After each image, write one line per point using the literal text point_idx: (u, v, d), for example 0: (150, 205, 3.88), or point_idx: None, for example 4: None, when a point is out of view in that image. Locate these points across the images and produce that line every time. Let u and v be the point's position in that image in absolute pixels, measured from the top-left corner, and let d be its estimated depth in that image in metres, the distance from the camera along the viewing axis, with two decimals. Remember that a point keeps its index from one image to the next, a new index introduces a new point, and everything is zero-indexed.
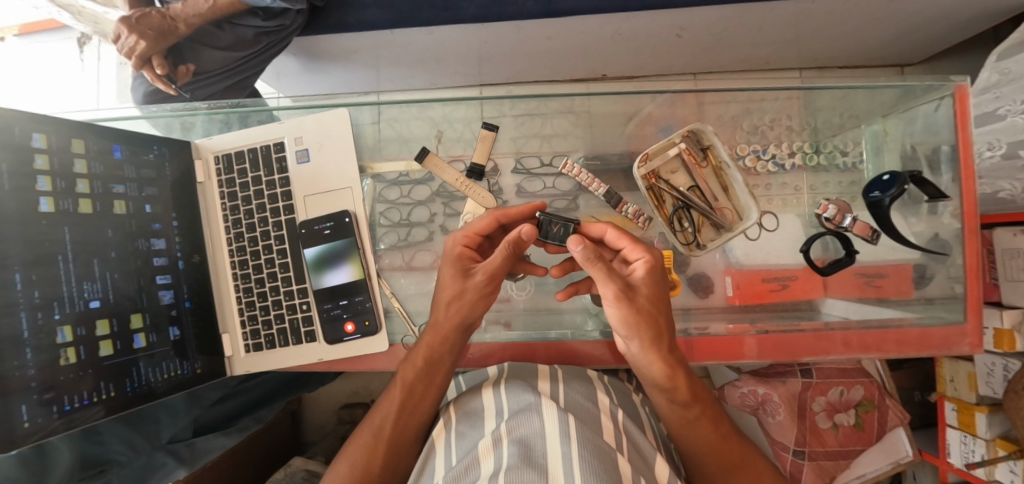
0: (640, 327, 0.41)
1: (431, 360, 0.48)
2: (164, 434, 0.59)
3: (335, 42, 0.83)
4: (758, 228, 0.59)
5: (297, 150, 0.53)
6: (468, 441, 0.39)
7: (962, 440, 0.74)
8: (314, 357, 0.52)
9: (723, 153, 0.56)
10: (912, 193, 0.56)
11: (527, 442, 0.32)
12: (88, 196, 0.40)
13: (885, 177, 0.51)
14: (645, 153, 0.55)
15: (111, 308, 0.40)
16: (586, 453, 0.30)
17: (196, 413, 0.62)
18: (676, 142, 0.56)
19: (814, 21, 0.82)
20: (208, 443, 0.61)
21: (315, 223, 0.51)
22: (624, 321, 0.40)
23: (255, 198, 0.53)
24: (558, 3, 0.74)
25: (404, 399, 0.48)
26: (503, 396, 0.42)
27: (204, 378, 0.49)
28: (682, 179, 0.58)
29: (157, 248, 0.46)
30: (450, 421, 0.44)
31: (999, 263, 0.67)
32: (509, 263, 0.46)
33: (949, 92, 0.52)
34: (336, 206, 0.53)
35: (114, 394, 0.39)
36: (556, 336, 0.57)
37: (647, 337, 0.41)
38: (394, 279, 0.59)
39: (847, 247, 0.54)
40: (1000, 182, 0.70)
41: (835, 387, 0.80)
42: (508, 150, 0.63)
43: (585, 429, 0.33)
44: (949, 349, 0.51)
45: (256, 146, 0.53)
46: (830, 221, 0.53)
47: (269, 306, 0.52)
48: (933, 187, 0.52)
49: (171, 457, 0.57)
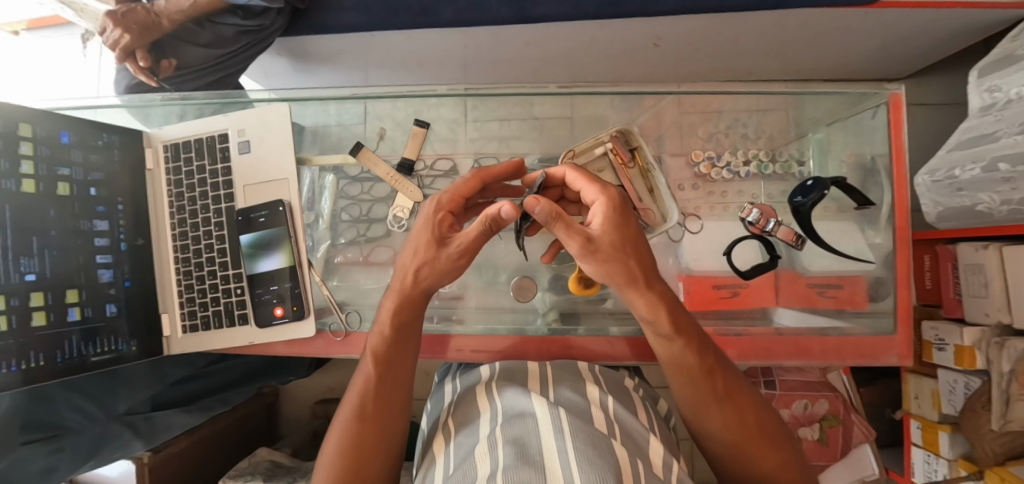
0: (641, 236, 0.37)
1: (404, 331, 0.40)
2: (121, 406, 0.62)
3: (317, 42, 0.86)
4: (681, 230, 0.60)
5: (239, 142, 0.55)
6: (464, 447, 0.38)
7: (925, 459, 0.72)
8: (245, 340, 0.53)
9: (649, 155, 0.57)
10: (843, 202, 0.59)
11: (520, 441, 0.33)
12: (32, 177, 0.42)
13: (809, 182, 0.52)
14: (571, 148, 0.56)
15: (46, 283, 0.42)
16: (580, 443, 0.30)
17: (155, 389, 0.66)
18: (603, 141, 0.57)
19: (790, 32, 0.82)
20: (168, 420, 0.66)
21: (251, 212, 0.53)
22: (627, 231, 0.36)
23: (198, 186, 0.55)
24: (530, 10, 0.75)
25: (382, 376, 0.39)
26: (498, 401, 0.42)
27: (140, 356, 0.51)
28: (608, 178, 0.57)
29: (99, 230, 0.48)
30: (449, 432, 0.42)
31: (962, 278, 0.67)
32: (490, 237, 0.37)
33: (883, 100, 0.53)
34: (270, 197, 0.54)
35: (43, 363, 0.40)
36: (506, 330, 0.57)
37: (645, 249, 0.37)
38: (351, 273, 0.63)
39: (771, 251, 0.55)
40: (980, 195, 0.64)
41: (800, 400, 0.78)
42: (467, 151, 0.65)
43: (578, 422, 0.35)
44: (879, 359, 0.52)
45: (202, 137, 0.55)
46: (754, 225, 0.55)
47: (206, 290, 0.54)
48: (862, 195, 0.53)
49: (127, 430, 0.62)
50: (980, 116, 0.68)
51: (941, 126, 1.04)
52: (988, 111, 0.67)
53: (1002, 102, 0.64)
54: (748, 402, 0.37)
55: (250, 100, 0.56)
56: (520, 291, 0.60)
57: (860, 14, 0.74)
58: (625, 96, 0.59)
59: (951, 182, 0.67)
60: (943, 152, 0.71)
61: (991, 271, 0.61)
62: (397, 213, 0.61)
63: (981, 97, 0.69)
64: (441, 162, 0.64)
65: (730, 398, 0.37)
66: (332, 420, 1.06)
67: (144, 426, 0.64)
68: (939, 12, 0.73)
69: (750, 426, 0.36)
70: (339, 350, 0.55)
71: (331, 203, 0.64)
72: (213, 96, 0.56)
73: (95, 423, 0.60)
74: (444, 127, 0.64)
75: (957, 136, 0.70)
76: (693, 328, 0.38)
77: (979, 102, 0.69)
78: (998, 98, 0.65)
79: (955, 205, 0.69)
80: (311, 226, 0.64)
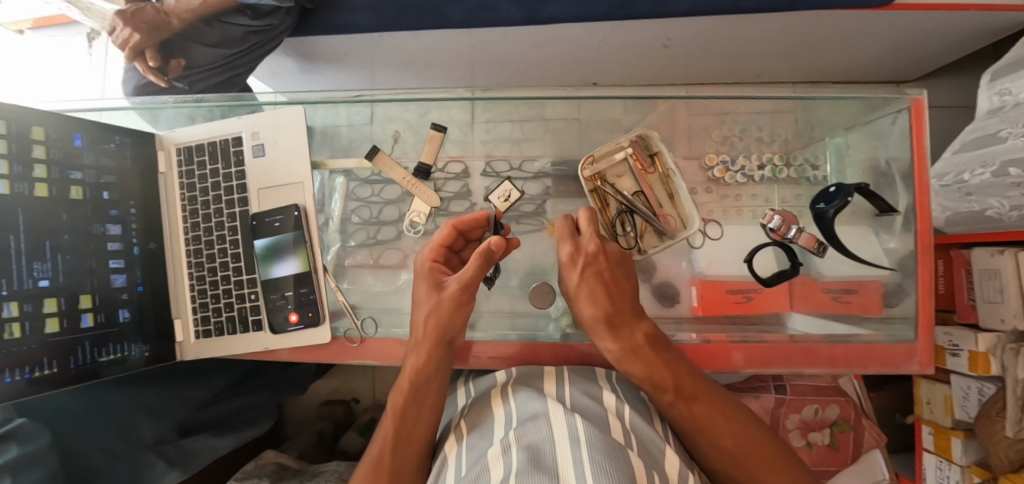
0: (594, 283, 0.46)
1: (419, 383, 0.47)
2: (148, 436, 0.60)
3: (326, 42, 0.85)
4: (702, 237, 0.59)
5: (253, 145, 0.54)
6: (478, 451, 0.38)
7: (937, 465, 0.73)
8: (260, 346, 0.53)
9: (670, 161, 0.56)
10: (863, 207, 0.58)
11: (537, 449, 0.33)
12: (45, 181, 0.41)
13: (833, 189, 0.51)
14: (591, 154, 0.55)
15: (59, 288, 0.42)
16: (597, 456, 0.30)
17: (180, 415, 0.64)
18: (623, 146, 0.56)
19: (802, 34, 0.81)
20: (199, 444, 0.64)
21: (267, 216, 0.52)
22: (575, 283, 0.46)
23: (211, 190, 0.55)
24: (541, 10, 0.74)
25: (399, 425, 0.45)
26: (513, 405, 0.42)
27: (152, 362, 0.51)
28: (628, 183, 0.57)
29: (111, 234, 0.47)
30: (461, 434, 0.43)
31: (976, 283, 0.67)
32: (484, 269, 0.47)
33: (905, 105, 0.52)
34: (286, 200, 0.53)
35: (56, 370, 0.40)
36: (517, 336, 0.56)
37: (596, 296, 0.45)
38: (362, 275, 0.62)
39: (793, 259, 0.53)
40: (989, 200, 0.63)
41: (811, 405, 0.77)
42: (479, 153, 0.64)
43: (595, 431, 0.34)
44: (898, 367, 0.51)
45: (216, 139, 0.55)
46: (776, 232, 0.52)
47: (220, 295, 0.53)
48: (885, 202, 0.53)
49: (159, 459, 0.59)
50: (986, 118, 0.67)
51: (950, 129, 1.03)
52: (995, 113, 0.65)
53: (1011, 104, 0.62)
54: (704, 404, 0.43)
55: (258, 102, 0.55)
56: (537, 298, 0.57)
57: (873, 16, 0.73)
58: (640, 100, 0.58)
59: (960, 187, 0.68)
60: (950, 154, 0.72)
61: (1007, 277, 0.61)
62: (413, 218, 0.61)
63: (991, 100, 0.68)
64: (453, 165, 0.64)
65: (684, 403, 0.43)
66: (337, 421, 1.05)
67: (175, 454, 0.61)
68: (954, 14, 0.72)
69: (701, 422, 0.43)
70: (354, 357, 0.54)
71: (340, 207, 0.63)
72: (224, 98, 0.55)
73: (126, 456, 0.58)
74: (456, 130, 0.63)
75: (963, 137, 0.70)
76: (646, 353, 0.44)
77: (989, 106, 0.68)
78: (1009, 101, 0.64)
79: (965, 210, 0.68)
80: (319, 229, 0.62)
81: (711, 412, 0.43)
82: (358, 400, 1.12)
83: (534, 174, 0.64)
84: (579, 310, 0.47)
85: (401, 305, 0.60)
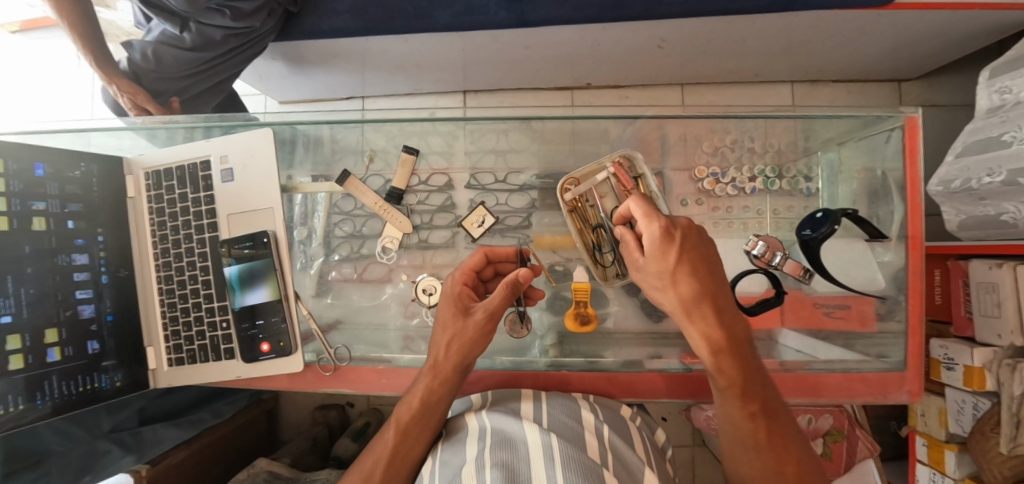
0: (697, 261, 0.36)
1: (428, 403, 0.44)
2: (105, 423, 0.62)
3: (310, 47, 0.82)
4: None
5: (222, 169, 0.53)
6: (451, 468, 0.37)
7: (931, 477, 0.73)
8: (232, 374, 0.52)
9: (653, 185, 0.53)
10: (852, 230, 0.56)
11: (510, 466, 0.32)
12: (5, 213, 0.42)
13: (818, 215, 0.49)
14: (571, 176, 0.54)
15: (23, 324, 0.42)
16: (569, 474, 0.30)
17: (140, 403, 0.66)
18: (604, 166, 0.54)
19: (802, 34, 0.79)
20: (157, 434, 0.64)
21: (237, 243, 0.51)
22: (673, 258, 0.35)
23: (181, 215, 0.54)
24: (529, 14, 0.71)
25: (397, 445, 0.43)
26: (488, 420, 0.41)
27: (126, 390, 0.51)
28: (611, 204, 0.55)
29: (78, 264, 0.48)
30: (437, 451, 0.41)
31: (974, 295, 0.65)
32: (510, 300, 0.44)
33: (899, 123, 0.50)
34: (255, 226, 0.52)
35: (22, 407, 0.40)
36: (503, 363, 0.54)
37: (700, 275, 0.36)
38: (345, 291, 0.61)
39: (778, 287, 0.50)
40: (1004, 205, 0.60)
41: (806, 414, 0.76)
42: (463, 165, 0.63)
43: (569, 449, 0.33)
44: (888, 396, 0.50)
45: (183, 164, 0.54)
46: (760, 258, 0.50)
47: (191, 323, 0.53)
48: (874, 227, 0.51)
49: (114, 446, 0.60)
50: (985, 118, 0.65)
51: (952, 129, 1.00)
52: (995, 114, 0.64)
53: (1011, 103, 0.62)
54: (781, 424, 0.36)
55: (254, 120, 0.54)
56: (517, 327, 0.54)
57: (875, 16, 0.70)
58: (627, 112, 0.57)
59: (970, 192, 0.64)
60: (950, 157, 0.69)
61: (1005, 291, 0.59)
62: (385, 244, 0.60)
63: (991, 98, 0.66)
64: (437, 177, 0.62)
65: (765, 418, 0.36)
66: (331, 426, 1.06)
67: (133, 440, 0.62)
68: (957, 14, 0.69)
69: (778, 447, 0.35)
70: (330, 384, 0.54)
71: (323, 220, 0.62)
72: (196, 120, 0.54)
73: (82, 442, 0.60)
74: (438, 141, 0.61)
75: (965, 139, 0.67)
76: (741, 349, 0.36)
77: (991, 104, 0.66)
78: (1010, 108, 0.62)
79: (978, 215, 0.65)
80: (303, 243, 0.62)
81: (790, 439, 0.35)
82: (353, 405, 1.11)
83: (520, 187, 0.62)
84: (667, 290, 0.37)
85: (385, 322, 0.60)
